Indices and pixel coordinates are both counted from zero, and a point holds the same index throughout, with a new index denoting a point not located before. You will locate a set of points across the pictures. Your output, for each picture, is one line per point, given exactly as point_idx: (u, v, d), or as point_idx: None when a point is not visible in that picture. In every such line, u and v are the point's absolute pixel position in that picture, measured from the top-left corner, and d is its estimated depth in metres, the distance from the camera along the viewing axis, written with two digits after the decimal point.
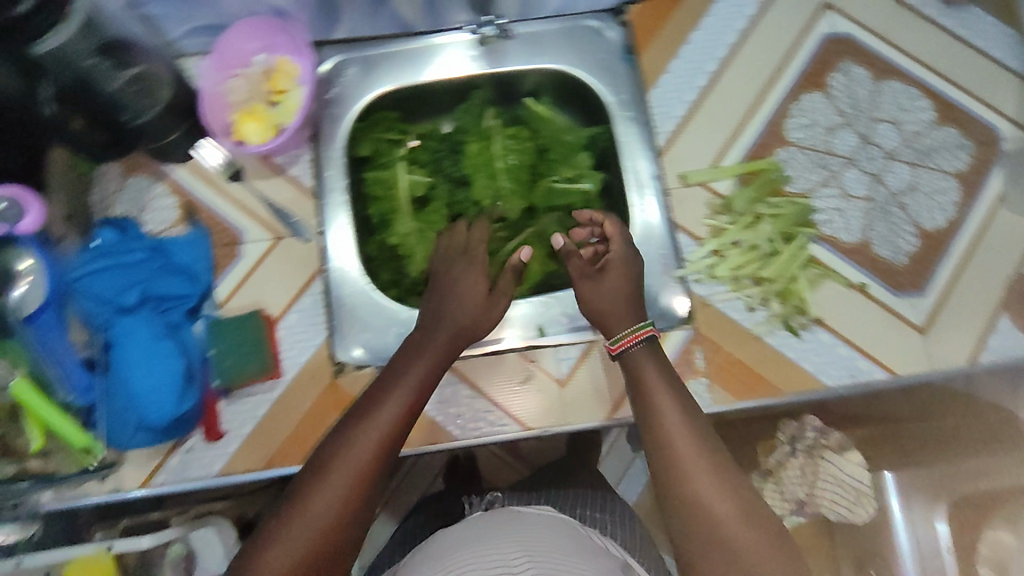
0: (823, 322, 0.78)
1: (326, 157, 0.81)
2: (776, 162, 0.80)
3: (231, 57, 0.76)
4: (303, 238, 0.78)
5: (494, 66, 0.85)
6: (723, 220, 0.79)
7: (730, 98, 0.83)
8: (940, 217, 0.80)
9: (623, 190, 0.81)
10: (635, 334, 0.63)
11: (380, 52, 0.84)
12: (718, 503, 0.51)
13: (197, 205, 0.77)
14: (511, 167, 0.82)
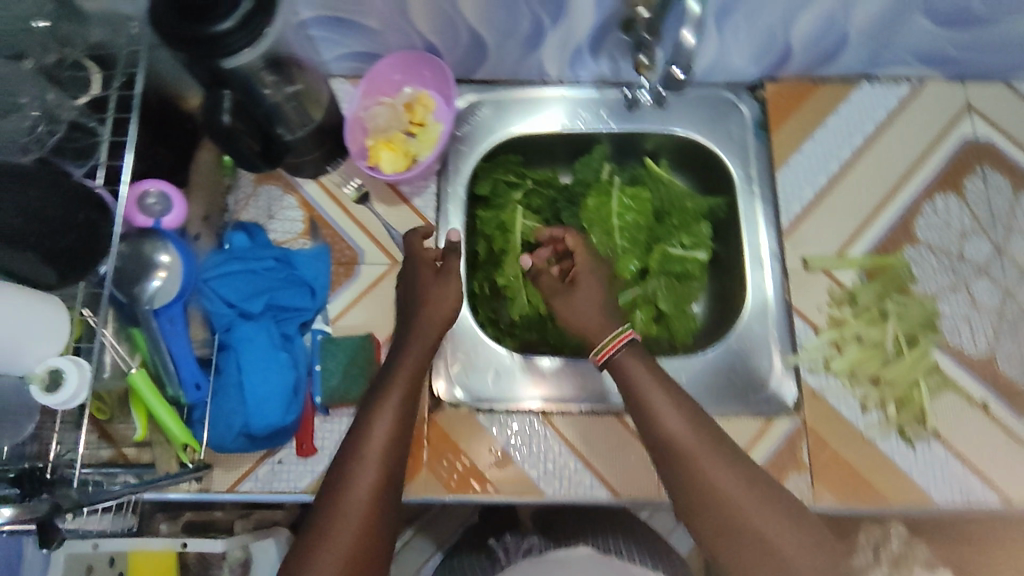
0: (939, 436, 0.74)
1: (449, 191, 0.82)
2: (904, 259, 0.78)
3: (380, 86, 0.80)
4: None
5: (622, 125, 0.85)
6: (846, 312, 0.77)
7: (861, 189, 0.81)
8: None
9: (738, 264, 0.82)
10: (613, 342, 0.68)
11: (513, 96, 0.85)
12: (743, 499, 0.59)
13: (322, 221, 0.78)
14: (627, 226, 0.82)
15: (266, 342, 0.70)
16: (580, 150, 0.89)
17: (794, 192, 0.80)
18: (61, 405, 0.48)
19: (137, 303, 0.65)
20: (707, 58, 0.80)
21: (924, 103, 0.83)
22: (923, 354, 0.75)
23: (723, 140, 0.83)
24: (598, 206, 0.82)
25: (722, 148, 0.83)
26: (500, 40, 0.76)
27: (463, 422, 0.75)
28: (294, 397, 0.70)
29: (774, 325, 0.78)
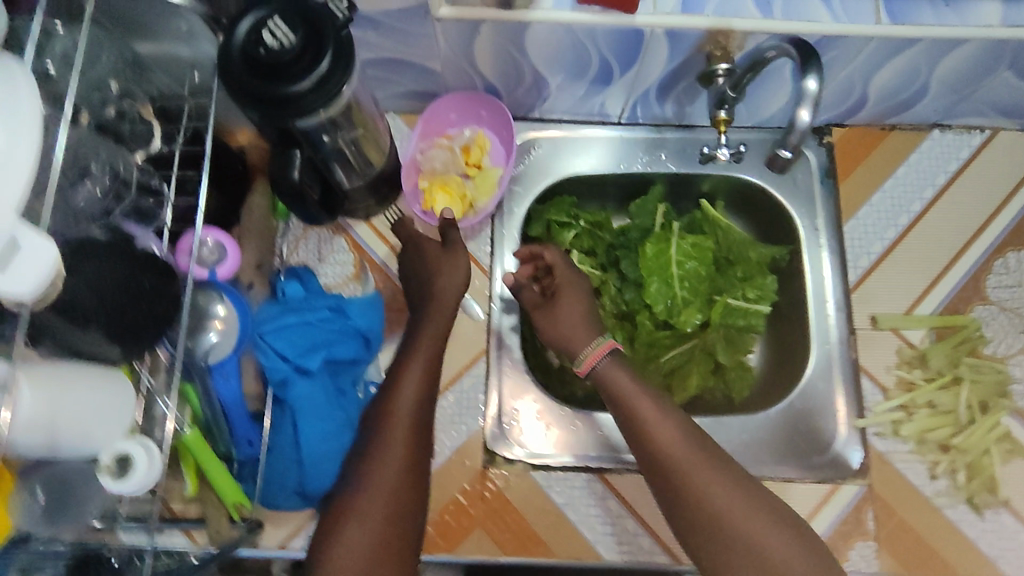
0: (1010, 505, 0.70)
1: (501, 233, 0.80)
2: (975, 319, 0.75)
3: (434, 125, 0.77)
4: (474, 315, 0.77)
5: (682, 167, 0.82)
6: (915, 374, 0.74)
7: (930, 244, 0.78)
8: None
9: (800, 318, 0.78)
10: (596, 352, 0.66)
11: (569, 135, 0.82)
12: (732, 507, 0.56)
13: (373, 265, 0.76)
14: (688, 275, 0.79)
15: (324, 397, 0.68)
16: (635, 190, 0.85)
17: (858, 247, 0.79)
18: (134, 490, 0.47)
19: (191, 359, 0.60)
20: (777, 105, 0.77)
21: (996, 154, 0.80)
22: (996, 421, 0.72)
23: (788, 188, 0.81)
24: (656, 254, 0.79)
25: (786, 196, 0.80)
26: (564, 84, 0.73)
27: (517, 481, 0.72)
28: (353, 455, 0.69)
29: (841, 385, 0.74)
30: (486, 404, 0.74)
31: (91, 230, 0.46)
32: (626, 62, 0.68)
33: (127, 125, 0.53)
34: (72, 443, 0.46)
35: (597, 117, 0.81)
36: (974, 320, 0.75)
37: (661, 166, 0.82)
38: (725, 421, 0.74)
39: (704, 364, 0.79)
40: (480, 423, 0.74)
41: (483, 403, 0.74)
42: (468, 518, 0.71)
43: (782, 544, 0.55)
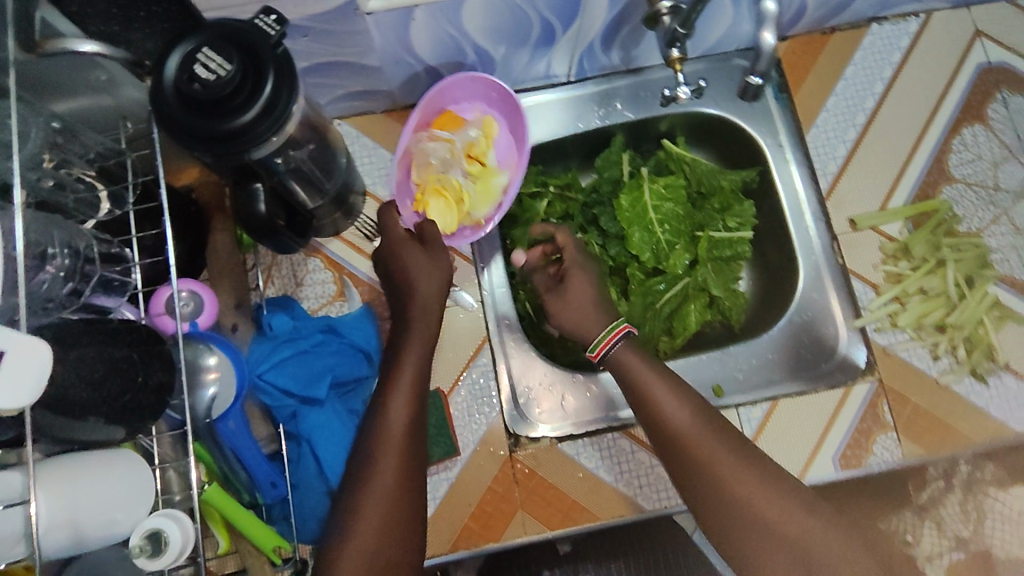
0: (1011, 367, 0.73)
1: None
2: (945, 201, 0.78)
3: (429, 112, 0.74)
4: (467, 306, 0.76)
5: (639, 114, 0.81)
6: (902, 265, 0.76)
7: (890, 138, 0.80)
8: None
9: (781, 236, 0.80)
10: (611, 337, 0.64)
11: (520, 104, 0.81)
12: (763, 500, 0.55)
13: (354, 278, 0.73)
14: (667, 217, 0.79)
15: (342, 422, 0.67)
16: (594, 145, 0.84)
17: (822, 155, 0.80)
18: (169, 566, 0.44)
19: (195, 416, 0.58)
20: (720, 32, 0.76)
21: (935, 35, 0.82)
22: (983, 293, 0.75)
23: (744, 111, 0.81)
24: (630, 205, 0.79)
25: (746, 120, 0.80)
26: (507, 52, 0.72)
27: (548, 457, 0.71)
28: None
29: (834, 291, 0.76)
30: (501, 390, 0.73)
31: (62, 315, 0.44)
32: (564, 16, 0.66)
33: (70, 194, 0.50)
34: (98, 533, 0.44)
35: (544, 80, 0.80)
36: (945, 202, 0.77)
37: (617, 116, 0.81)
38: (734, 351, 0.75)
39: (700, 302, 0.80)
40: (498, 411, 0.72)
41: (498, 390, 0.73)
42: (507, 505, 0.70)
43: (817, 534, 0.54)
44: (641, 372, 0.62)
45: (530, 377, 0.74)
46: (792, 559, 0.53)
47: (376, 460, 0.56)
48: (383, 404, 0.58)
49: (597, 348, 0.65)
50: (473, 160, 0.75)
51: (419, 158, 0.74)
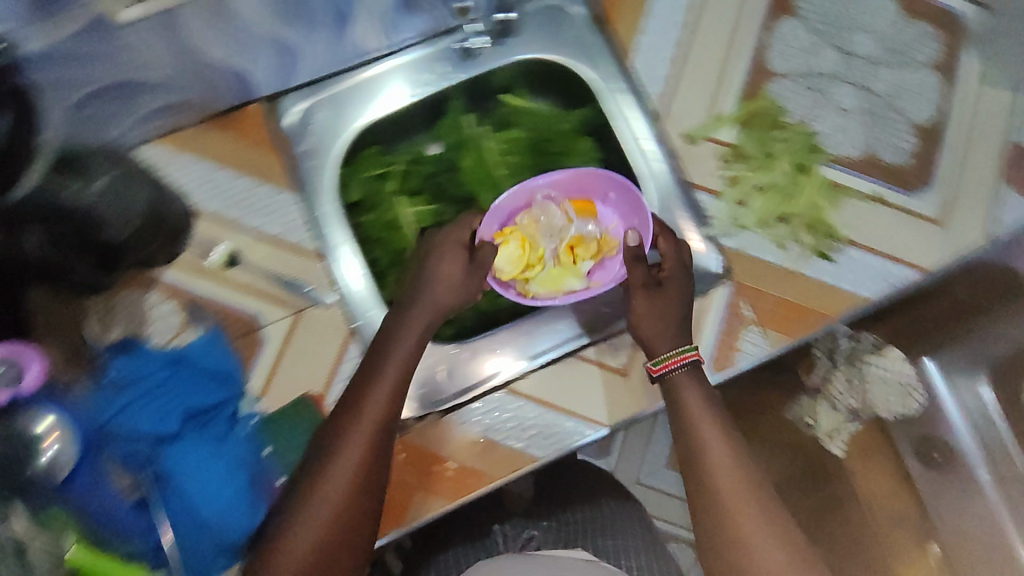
0: (854, 241, 0.77)
1: (321, 213, 0.75)
2: (770, 97, 0.80)
3: (587, 186, 0.78)
4: (324, 303, 0.71)
5: (464, 73, 0.81)
6: (738, 167, 0.79)
7: (710, 47, 0.81)
8: (929, 110, 0.81)
9: (628, 164, 0.81)
10: (681, 356, 0.68)
11: (344, 87, 0.79)
12: (751, 524, 0.62)
13: (200, 301, 0.70)
14: (513, 171, 0.81)
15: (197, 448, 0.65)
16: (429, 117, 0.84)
17: (648, 76, 0.81)
18: None
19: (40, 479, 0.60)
20: None
21: None
22: (815, 177, 0.78)
23: (566, 49, 0.81)
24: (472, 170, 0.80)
25: (569, 58, 0.81)
26: (305, 34, 0.69)
27: (432, 432, 0.70)
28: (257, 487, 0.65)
29: (680, 206, 0.78)
30: None
31: None
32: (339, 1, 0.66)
33: None
34: None
35: (361, 58, 0.78)
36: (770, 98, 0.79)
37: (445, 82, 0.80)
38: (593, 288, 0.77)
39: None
40: None
41: None
42: (401, 488, 0.69)
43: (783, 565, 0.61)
44: (691, 392, 0.67)
45: None
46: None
47: (341, 439, 0.61)
48: (362, 392, 0.63)
49: (661, 364, 0.68)
50: (563, 258, 0.78)
51: (534, 210, 0.78)
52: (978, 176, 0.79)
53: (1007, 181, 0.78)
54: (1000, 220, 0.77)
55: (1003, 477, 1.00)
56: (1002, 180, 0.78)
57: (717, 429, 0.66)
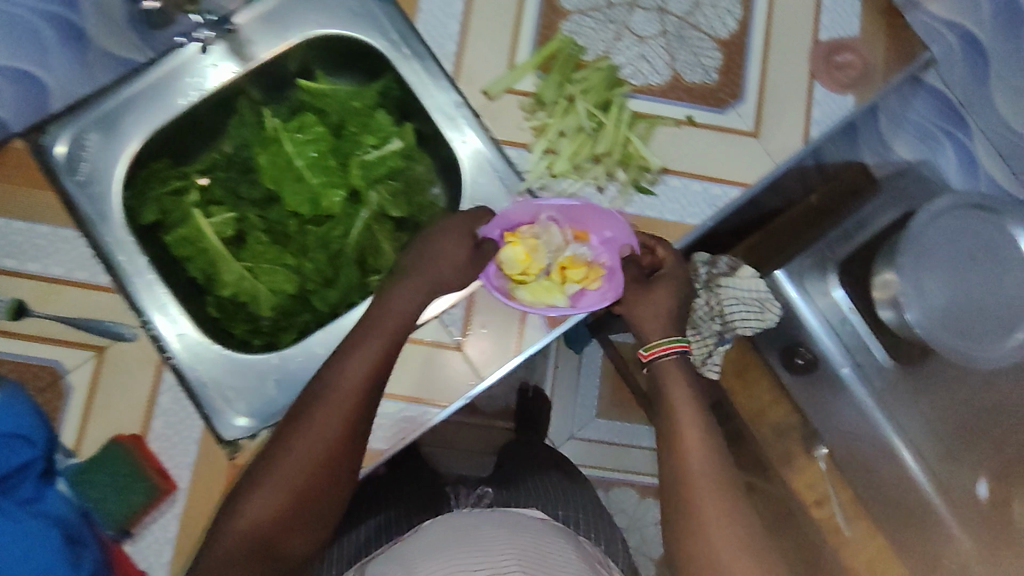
0: (669, 170, 0.85)
1: (111, 240, 0.86)
2: (567, 37, 0.87)
3: (581, 217, 0.81)
4: (129, 336, 0.83)
5: (248, 63, 0.89)
6: (542, 115, 0.86)
7: (501, 8, 0.88)
8: (730, 22, 0.90)
9: (440, 129, 0.87)
10: (669, 347, 0.81)
11: (111, 105, 0.87)
12: (717, 533, 0.71)
13: (9, 362, 0.81)
14: (311, 161, 0.94)
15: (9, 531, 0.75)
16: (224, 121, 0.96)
17: (439, 34, 0.87)
18: None
19: None
20: None
21: None
22: (619, 109, 0.86)
23: (361, 26, 0.88)
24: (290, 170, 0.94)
25: (357, 32, 0.88)
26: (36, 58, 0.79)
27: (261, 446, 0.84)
28: (67, 549, 0.77)
29: (493, 160, 0.85)
30: (197, 404, 0.83)
31: None
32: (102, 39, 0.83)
33: None
34: None
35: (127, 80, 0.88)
36: (565, 39, 0.86)
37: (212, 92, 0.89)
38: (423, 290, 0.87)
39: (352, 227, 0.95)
40: (200, 422, 0.83)
41: (194, 405, 0.83)
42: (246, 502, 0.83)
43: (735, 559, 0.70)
44: (680, 393, 0.79)
45: (221, 374, 0.85)
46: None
47: (320, 415, 0.76)
48: (344, 375, 0.77)
49: (532, 303, 0.78)
50: (552, 275, 0.78)
51: (538, 228, 0.79)
52: (791, 88, 0.88)
53: (816, 78, 0.89)
54: (813, 123, 0.88)
55: (903, 359, 1.27)
56: (813, 78, 0.89)
57: (701, 441, 0.76)
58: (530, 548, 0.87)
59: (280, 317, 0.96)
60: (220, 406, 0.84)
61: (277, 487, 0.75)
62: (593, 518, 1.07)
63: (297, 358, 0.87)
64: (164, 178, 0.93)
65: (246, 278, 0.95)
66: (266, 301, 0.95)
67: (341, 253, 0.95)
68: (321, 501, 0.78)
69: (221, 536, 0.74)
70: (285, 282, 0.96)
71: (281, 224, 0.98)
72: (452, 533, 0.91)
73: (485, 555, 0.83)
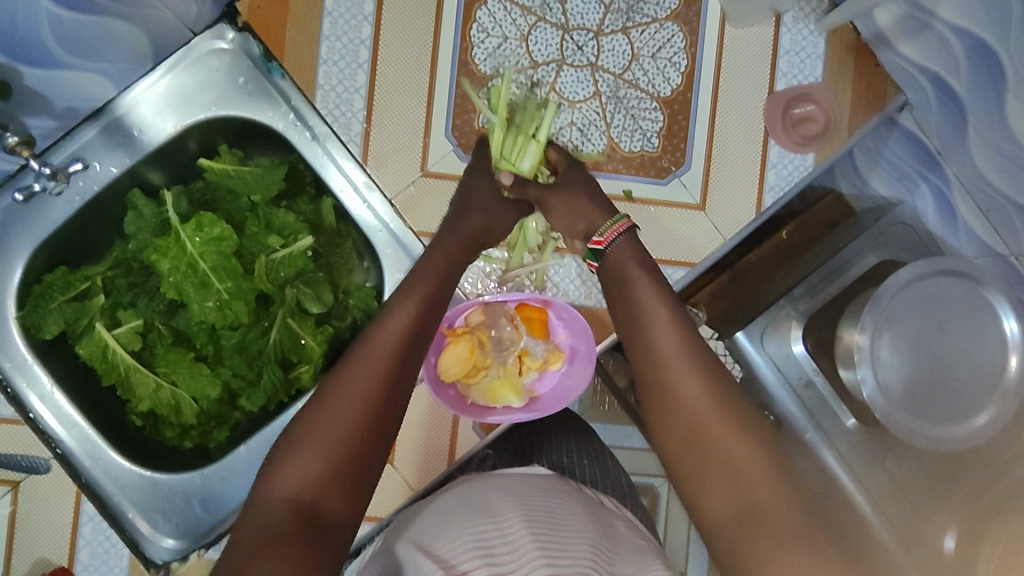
0: None
1: (37, 236, 0.79)
2: (757, 163, 0.82)
3: (529, 299, 0.78)
4: (83, 453, 0.80)
5: (410, 75, 0.81)
6: (706, 233, 0.81)
7: (686, 114, 0.83)
8: (881, 198, 0.93)
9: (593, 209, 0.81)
10: (616, 227, 0.69)
11: (189, 78, 0.80)
12: (732, 445, 0.58)
13: None
14: (297, 232, 0.84)
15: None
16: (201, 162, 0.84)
17: (588, 123, 0.83)
18: None
19: None
20: None
21: None
22: None
23: (546, 81, 0.83)
24: (399, 200, 0.82)
25: (541, 85, 0.83)
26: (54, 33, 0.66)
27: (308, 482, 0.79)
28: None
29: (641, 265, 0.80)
30: (136, 520, 0.80)
31: None
32: (108, 54, 0.74)
33: None
34: None
35: (247, 56, 0.79)
36: (755, 165, 0.82)
37: (315, 127, 0.80)
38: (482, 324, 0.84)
39: (268, 330, 0.84)
40: (132, 515, 0.80)
41: (139, 519, 0.80)
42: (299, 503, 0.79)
43: (753, 461, 0.57)
44: (625, 258, 0.68)
45: (146, 495, 0.80)
46: (720, 471, 0.58)
47: (396, 301, 0.62)
48: (430, 259, 0.66)
49: (604, 236, 0.69)
50: (510, 369, 0.77)
51: (489, 315, 0.77)
52: (949, 297, 0.83)
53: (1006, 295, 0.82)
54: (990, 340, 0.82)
55: None
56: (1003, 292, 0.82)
57: (694, 376, 0.61)
58: (540, 509, 0.66)
59: (312, 366, 0.87)
60: (148, 530, 0.80)
61: (345, 386, 0.57)
62: (612, 474, 0.85)
63: (220, 475, 0.82)
64: (148, 218, 0.82)
65: (165, 388, 0.84)
66: (277, 342, 0.84)
67: (263, 354, 0.85)
68: (397, 396, 0.58)
69: (318, 404, 0.57)
70: (207, 387, 0.84)
71: (235, 268, 0.81)
72: (467, 501, 0.69)
73: (493, 515, 0.63)
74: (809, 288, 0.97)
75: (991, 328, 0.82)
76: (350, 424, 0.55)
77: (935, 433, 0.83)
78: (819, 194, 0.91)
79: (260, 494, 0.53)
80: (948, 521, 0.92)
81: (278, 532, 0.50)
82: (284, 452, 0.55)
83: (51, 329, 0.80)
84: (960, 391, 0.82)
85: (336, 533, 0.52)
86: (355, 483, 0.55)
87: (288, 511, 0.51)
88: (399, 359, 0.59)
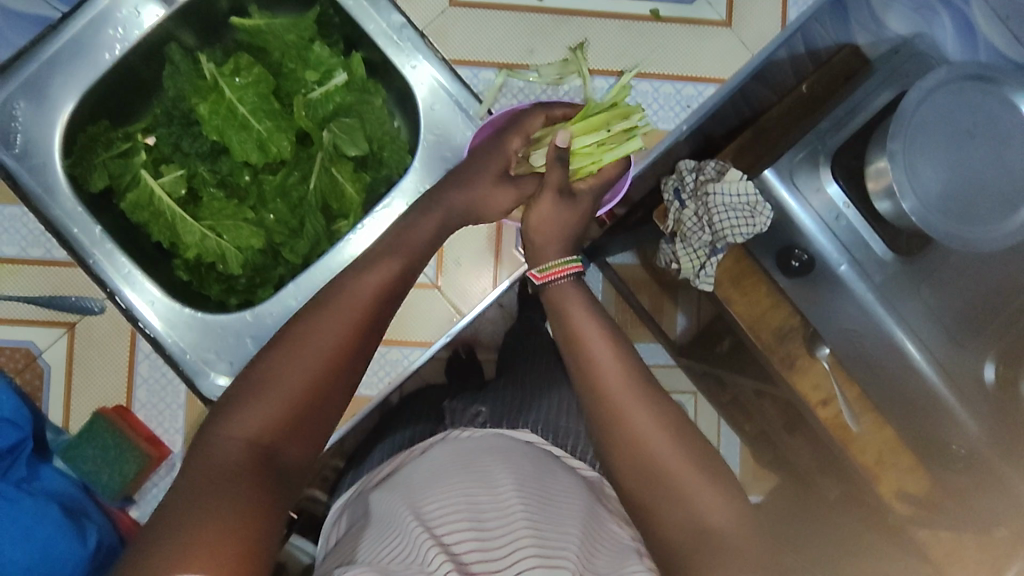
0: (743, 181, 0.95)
1: (78, 87, 0.79)
2: None
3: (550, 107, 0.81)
4: (146, 297, 0.80)
5: None
6: (732, 50, 0.86)
7: None
8: None
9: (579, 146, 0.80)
10: (562, 270, 0.70)
11: None
12: (688, 473, 0.61)
13: (34, 291, 0.82)
14: (332, 76, 0.85)
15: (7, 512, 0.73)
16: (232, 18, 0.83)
17: None
18: None
19: None
20: None
21: None
22: None
23: None
24: (431, 30, 0.86)
25: None
26: None
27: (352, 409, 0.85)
28: (72, 522, 0.76)
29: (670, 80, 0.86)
30: (177, 369, 0.81)
31: None
32: None
33: None
34: None
35: None
36: None
37: None
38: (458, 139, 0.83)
39: (309, 173, 0.88)
40: (190, 354, 0.80)
41: (181, 362, 0.80)
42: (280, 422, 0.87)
43: (704, 487, 0.60)
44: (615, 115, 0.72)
45: (197, 332, 0.81)
46: (665, 495, 0.60)
47: (374, 271, 0.65)
48: None
49: (543, 273, 0.71)
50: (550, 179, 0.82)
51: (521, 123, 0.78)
52: (977, 101, 0.89)
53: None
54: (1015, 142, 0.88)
55: (995, 425, 0.98)
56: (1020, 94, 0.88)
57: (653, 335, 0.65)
58: (530, 474, 0.65)
59: (351, 216, 0.88)
60: (202, 366, 0.80)
61: (317, 332, 0.60)
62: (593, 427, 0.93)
63: (270, 313, 0.81)
64: (185, 71, 0.82)
65: (210, 238, 0.86)
66: (316, 180, 0.87)
67: (304, 200, 0.88)
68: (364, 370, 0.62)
69: (285, 348, 0.59)
70: (250, 237, 0.86)
71: (273, 108, 0.84)
72: (460, 460, 0.68)
73: (483, 479, 0.63)
74: (836, 121, 0.97)
75: (1010, 121, 0.88)
76: (317, 374, 0.58)
77: (976, 232, 0.88)
78: (831, 51, 1.03)
79: (221, 431, 0.56)
80: (985, 341, 0.98)
81: (236, 466, 0.53)
82: (246, 396, 0.57)
83: (97, 182, 0.83)
84: (990, 187, 0.89)
85: (288, 473, 0.57)
86: (311, 428, 0.59)
87: (246, 451, 0.54)
88: (369, 322, 0.63)
